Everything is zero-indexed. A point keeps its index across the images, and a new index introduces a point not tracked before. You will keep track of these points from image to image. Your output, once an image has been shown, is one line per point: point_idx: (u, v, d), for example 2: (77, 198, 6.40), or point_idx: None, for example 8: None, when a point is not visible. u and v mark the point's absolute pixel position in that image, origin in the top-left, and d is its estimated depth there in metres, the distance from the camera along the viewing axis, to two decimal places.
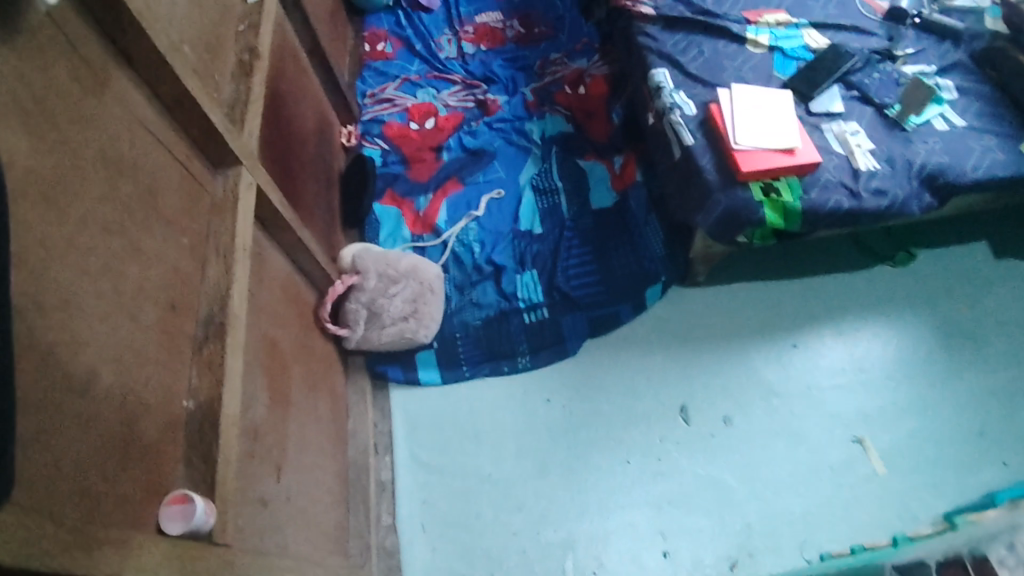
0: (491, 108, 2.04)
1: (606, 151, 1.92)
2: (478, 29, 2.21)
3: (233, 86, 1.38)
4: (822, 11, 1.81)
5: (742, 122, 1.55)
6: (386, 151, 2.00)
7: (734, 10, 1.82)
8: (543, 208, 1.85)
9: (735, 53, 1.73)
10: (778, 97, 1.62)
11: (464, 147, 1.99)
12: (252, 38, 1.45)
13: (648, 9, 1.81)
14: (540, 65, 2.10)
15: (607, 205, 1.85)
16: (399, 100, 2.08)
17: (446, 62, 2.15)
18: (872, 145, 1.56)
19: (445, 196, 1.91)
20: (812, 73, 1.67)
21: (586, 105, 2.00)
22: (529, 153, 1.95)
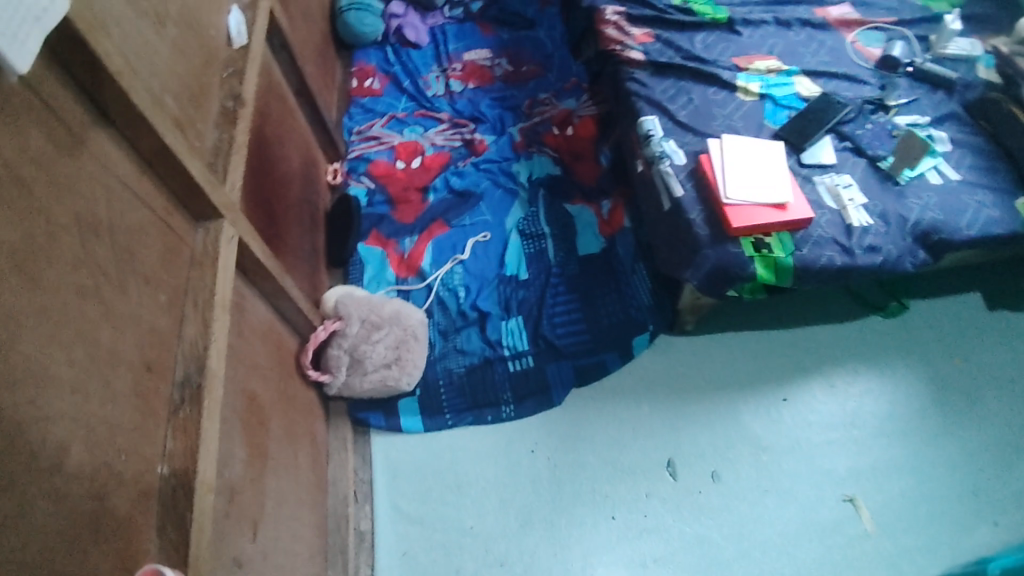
0: (479, 148, 2.00)
1: (594, 195, 1.89)
2: (467, 66, 2.17)
3: (217, 134, 1.36)
4: (814, 59, 1.78)
5: (734, 174, 1.54)
6: (372, 190, 1.96)
7: (724, 56, 1.80)
8: (529, 252, 1.82)
9: (726, 101, 1.72)
10: (769, 148, 1.61)
11: (450, 188, 1.94)
12: (237, 85, 1.44)
13: (637, 53, 1.79)
14: (529, 104, 2.06)
15: (596, 251, 1.82)
16: (386, 138, 2.04)
17: (433, 100, 2.11)
18: (865, 199, 1.56)
19: (430, 239, 1.87)
20: (802, 124, 1.65)
21: (575, 147, 1.97)
22: (517, 197, 1.91)
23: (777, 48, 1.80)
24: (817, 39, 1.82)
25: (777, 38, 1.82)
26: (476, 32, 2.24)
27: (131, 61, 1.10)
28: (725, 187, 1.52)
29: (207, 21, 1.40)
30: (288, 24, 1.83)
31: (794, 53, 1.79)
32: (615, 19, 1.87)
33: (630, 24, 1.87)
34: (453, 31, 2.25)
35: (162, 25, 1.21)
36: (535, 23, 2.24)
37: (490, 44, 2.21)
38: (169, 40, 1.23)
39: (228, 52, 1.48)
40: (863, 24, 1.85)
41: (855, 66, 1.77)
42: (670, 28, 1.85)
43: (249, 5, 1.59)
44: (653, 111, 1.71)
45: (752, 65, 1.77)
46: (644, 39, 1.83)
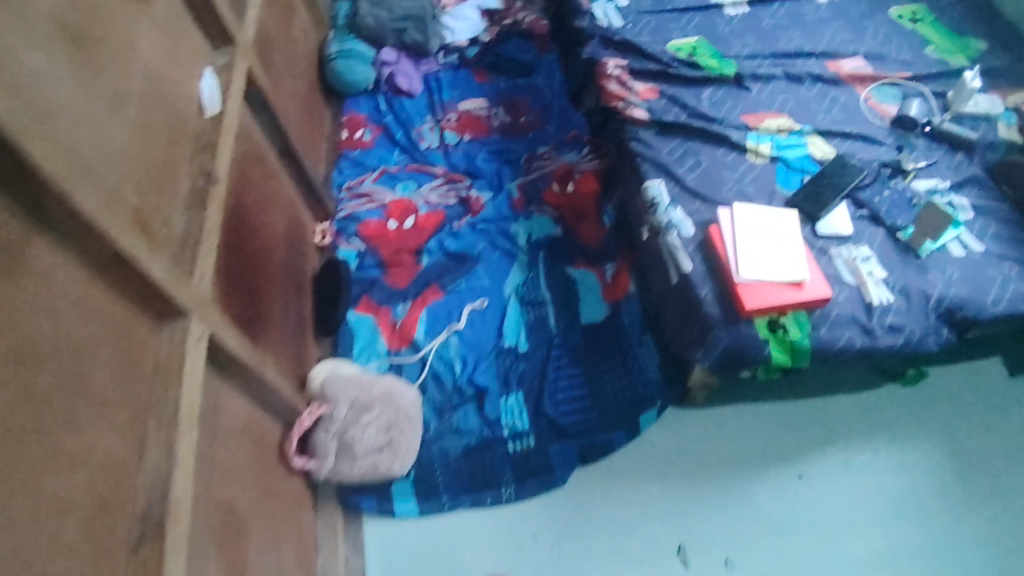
0: (474, 207, 1.88)
1: (597, 259, 1.78)
2: (463, 116, 2.04)
3: (185, 218, 1.26)
4: (827, 117, 1.69)
5: (746, 248, 1.44)
6: (363, 252, 1.84)
7: (733, 114, 1.70)
8: (530, 320, 1.72)
9: (735, 163, 1.63)
10: (782, 218, 1.51)
11: (445, 249, 1.82)
12: (209, 159, 1.34)
13: (642, 109, 1.71)
14: (527, 159, 1.95)
15: (599, 319, 1.71)
16: (377, 196, 1.92)
17: (428, 153, 1.99)
18: (885, 273, 1.47)
19: (424, 305, 1.75)
20: (817, 189, 1.56)
21: (576, 206, 1.86)
22: (515, 259, 1.80)
23: (789, 105, 1.71)
24: (829, 94, 1.73)
25: (788, 95, 1.73)
26: (472, 80, 2.11)
27: (82, 156, 1.01)
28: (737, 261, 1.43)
29: (173, 93, 1.31)
30: (269, 80, 1.73)
31: (805, 111, 1.70)
32: (619, 75, 1.78)
33: (634, 79, 1.77)
34: (448, 79, 2.11)
35: (119, 108, 1.13)
36: (533, 70, 2.11)
37: (486, 93, 2.08)
38: (127, 122, 1.14)
39: (200, 122, 1.39)
40: (877, 78, 1.74)
41: (871, 125, 1.67)
42: (673, 83, 1.76)
43: (224, 67, 1.50)
44: (657, 173, 1.62)
45: (762, 124, 1.68)
46: (648, 94, 1.74)
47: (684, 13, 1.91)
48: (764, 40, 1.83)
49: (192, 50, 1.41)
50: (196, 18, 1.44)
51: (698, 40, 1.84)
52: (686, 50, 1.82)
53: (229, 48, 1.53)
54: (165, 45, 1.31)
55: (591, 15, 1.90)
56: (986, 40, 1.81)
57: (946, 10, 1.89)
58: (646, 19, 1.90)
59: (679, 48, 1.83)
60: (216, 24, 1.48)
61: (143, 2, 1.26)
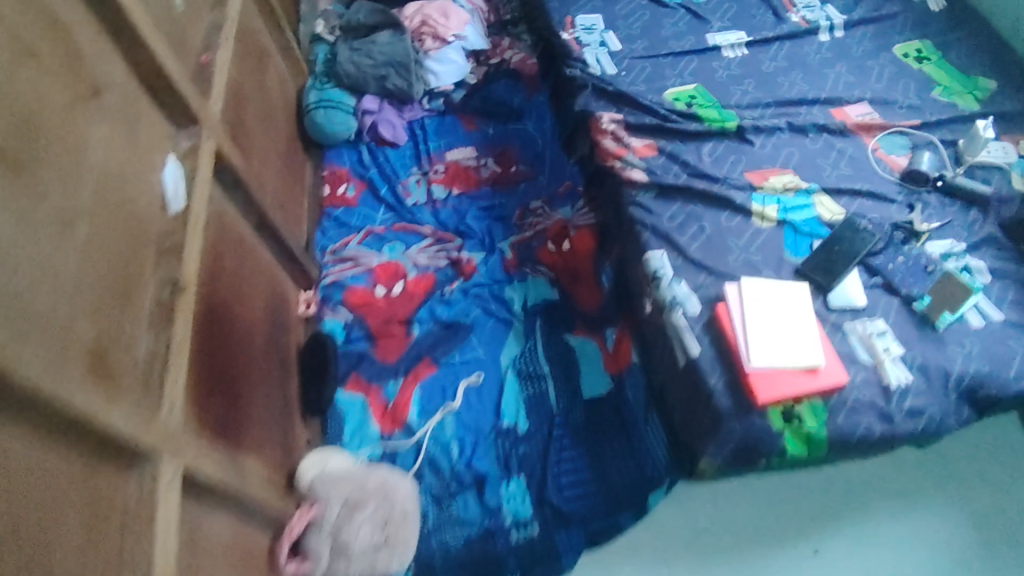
0: (466, 269, 1.77)
1: (597, 325, 1.70)
2: (450, 168, 1.92)
3: (151, 337, 1.15)
4: (834, 173, 1.60)
5: (756, 330, 1.35)
6: (350, 322, 1.74)
7: (737, 173, 1.60)
8: (528, 397, 1.63)
9: (740, 229, 1.53)
10: (794, 291, 1.42)
11: (436, 319, 1.73)
12: (175, 265, 1.22)
13: (641, 169, 1.61)
14: (519, 214, 1.84)
15: (601, 392, 1.63)
16: (362, 260, 1.81)
17: (414, 210, 1.88)
18: (902, 351, 1.38)
19: (417, 382, 1.66)
20: (830, 257, 1.47)
21: (572, 266, 1.77)
22: (510, 327, 1.71)
23: (793, 160, 1.62)
24: (834, 146, 1.64)
25: (792, 148, 1.64)
26: (459, 127, 1.99)
27: (26, 307, 0.88)
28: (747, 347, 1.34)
29: (133, 194, 1.19)
30: (244, 148, 1.60)
31: (811, 166, 1.61)
32: (611, 131, 1.68)
33: (628, 133, 1.67)
34: (433, 126, 1.99)
35: (64, 235, 0.99)
36: (523, 113, 2.00)
37: (474, 141, 1.97)
38: (76, 249, 1.01)
39: (164, 221, 1.26)
40: (885, 127, 1.65)
41: (881, 181, 1.59)
42: (672, 138, 1.66)
43: (189, 151, 1.36)
44: (660, 242, 1.52)
45: (768, 182, 1.59)
46: (647, 150, 1.64)
47: (683, 56, 1.80)
48: (765, 85, 1.73)
49: (156, 137, 1.29)
50: (155, 100, 1.31)
51: (697, 86, 1.74)
52: (684, 99, 1.72)
53: (195, 127, 1.38)
54: (121, 141, 1.18)
55: (582, 64, 1.79)
56: (995, 78, 1.72)
57: (953, 47, 1.79)
58: (641, 65, 1.79)
59: (678, 96, 1.73)
60: (178, 104, 1.34)
61: (96, 98, 1.14)
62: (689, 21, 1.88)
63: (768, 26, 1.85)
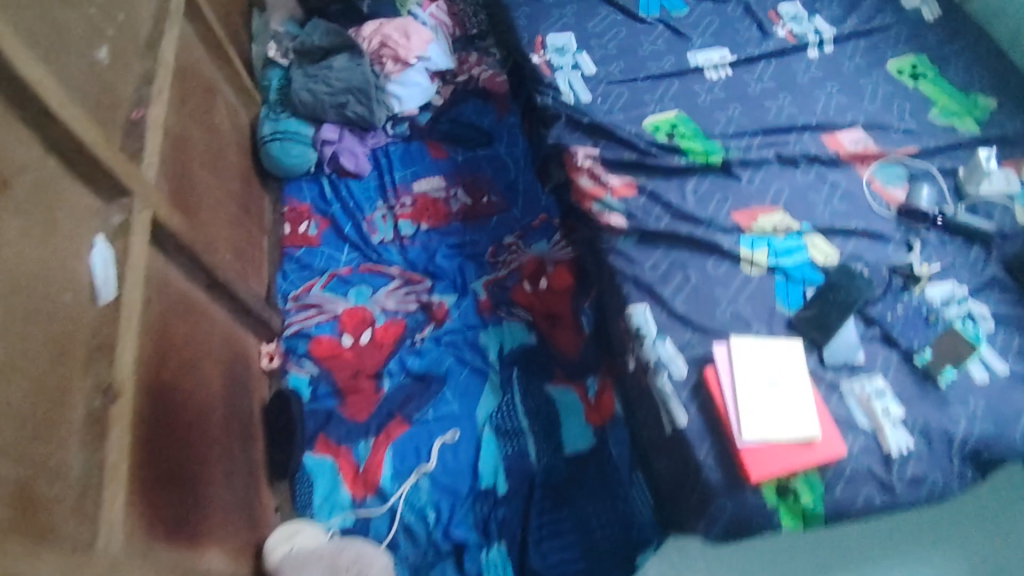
0: (437, 314, 1.66)
1: (577, 373, 1.59)
2: (419, 201, 1.80)
3: (84, 454, 1.04)
4: (826, 210, 1.50)
5: (748, 397, 1.26)
6: (316, 377, 1.63)
7: (723, 213, 1.50)
8: (507, 454, 1.52)
9: (728, 278, 1.44)
10: (786, 350, 1.33)
11: (408, 370, 1.62)
12: (106, 367, 1.12)
13: (620, 211, 1.51)
14: (492, 251, 1.73)
15: (584, 448, 1.52)
16: (327, 307, 1.69)
17: (380, 248, 1.74)
18: (902, 413, 1.30)
19: (389, 442, 1.55)
20: (825, 309, 1.38)
21: (549, 306, 1.65)
22: (488, 378, 1.60)
23: (782, 196, 1.52)
24: (825, 179, 1.54)
25: (781, 182, 1.54)
26: (427, 155, 1.86)
27: None
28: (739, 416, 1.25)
29: (58, 290, 1.07)
30: (184, 206, 1.49)
31: (801, 202, 1.51)
32: (587, 167, 1.58)
33: (607, 171, 1.57)
34: (398, 154, 1.86)
35: None
36: (494, 137, 1.87)
37: (443, 170, 1.84)
38: None
39: (93, 313, 1.15)
40: (879, 157, 1.55)
41: (876, 218, 1.49)
42: (654, 176, 1.56)
43: (119, 228, 1.25)
44: (643, 295, 1.42)
45: (757, 222, 1.49)
46: (625, 189, 1.54)
47: (660, 81, 1.68)
48: (750, 112, 1.62)
49: (81, 218, 1.17)
50: (78, 174, 1.18)
51: (678, 115, 1.62)
52: (665, 129, 1.61)
53: (125, 200, 1.28)
54: (42, 232, 1.06)
55: (554, 89, 1.67)
56: (993, 95, 1.62)
57: (947, 62, 1.69)
58: (616, 90, 1.67)
59: (657, 126, 1.61)
60: (105, 176, 1.22)
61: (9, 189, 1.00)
62: (668, 37, 1.77)
63: (752, 44, 1.74)
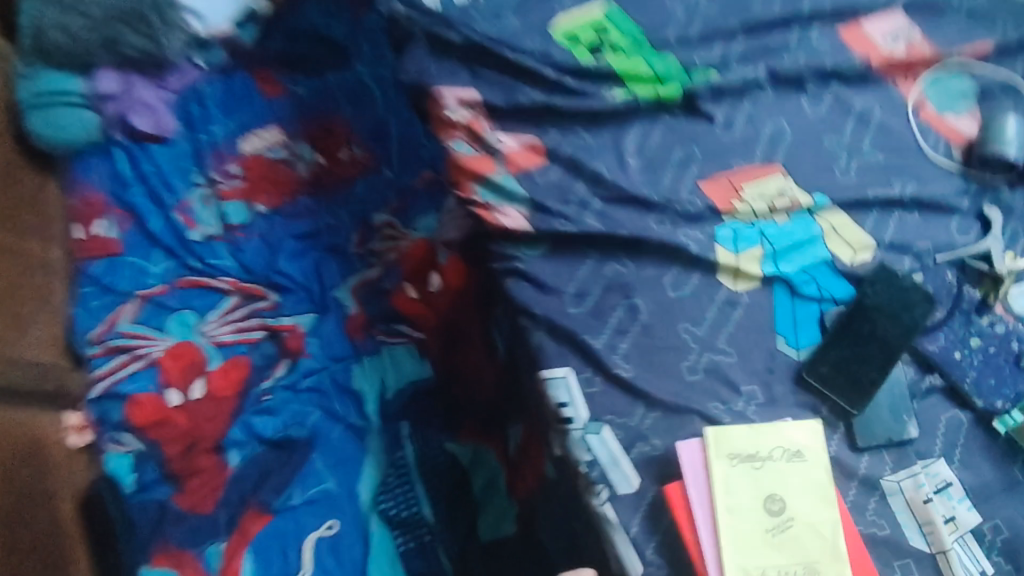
0: (292, 347, 1.10)
1: (494, 423, 1.06)
2: (250, 168, 1.18)
3: None
4: (852, 162, 0.94)
5: (737, 545, 0.74)
6: (140, 457, 1.09)
7: (687, 185, 0.92)
8: (404, 552, 1.03)
9: (701, 305, 0.87)
10: (798, 439, 0.78)
11: (258, 436, 1.09)
12: None
13: (525, 204, 0.91)
14: (359, 236, 1.14)
15: (506, 534, 1.03)
16: (138, 349, 1.12)
17: (201, 248, 1.14)
18: (977, 518, 0.81)
19: (249, 544, 1.04)
20: (860, 352, 0.84)
21: (446, 315, 1.09)
22: (367, 441, 1.08)
23: (784, 144, 0.94)
24: (850, 109, 0.96)
25: (780, 118, 0.96)
26: (258, 93, 1.22)
27: None
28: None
29: None
30: None
31: (810, 151, 0.94)
32: (470, 124, 0.94)
33: (492, 128, 0.95)
34: (216, 97, 1.20)
35: None
36: (349, 51, 1.23)
37: (281, 113, 1.21)
38: None
39: None
40: (932, 62, 0.99)
41: (932, 174, 0.94)
42: (578, 124, 0.95)
43: None
44: (568, 347, 0.87)
45: (743, 197, 0.91)
46: (529, 157, 0.93)
47: None
48: None
49: None
50: None
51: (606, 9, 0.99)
52: (590, 40, 0.98)
53: None
54: None
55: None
56: None
57: None
58: None
59: (576, 34, 0.98)
60: None
61: None
62: None
63: None
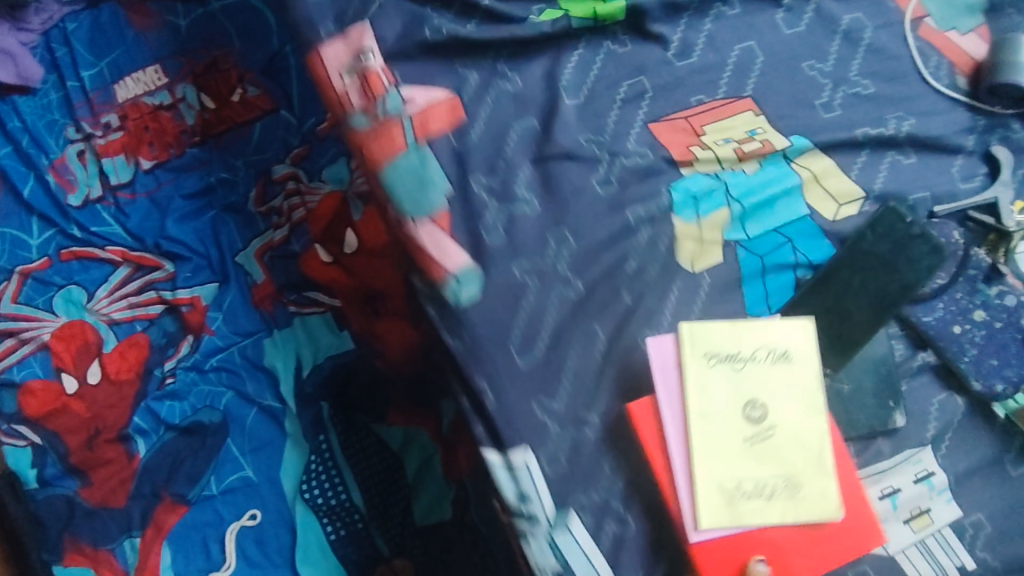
0: (195, 321, 0.97)
1: (425, 399, 0.91)
2: (128, 116, 1.05)
3: None
4: (836, 93, 0.75)
5: (709, 457, 0.58)
6: (40, 450, 0.94)
7: (634, 131, 0.73)
8: (336, 542, 0.89)
9: (658, 281, 0.67)
10: (788, 338, 0.61)
11: (165, 422, 0.94)
12: None
13: (445, 198, 0.66)
14: (258, 192, 1.00)
15: (444, 517, 0.88)
16: (25, 333, 0.98)
17: (82, 214, 1.01)
18: (958, 512, 0.63)
19: (166, 539, 0.90)
20: (835, 310, 0.64)
21: (359, 275, 0.93)
22: (286, 424, 0.93)
23: (755, 73, 0.76)
24: (836, 27, 0.78)
25: (749, 41, 0.77)
26: (129, 26, 1.08)
27: None
28: (692, 503, 0.58)
29: None
30: None
31: (787, 81, 0.75)
32: (360, 85, 0.69)
33: (391, 91, 0.69)
34: (84, 39, 1.07)
35: None
36: None
37: (158, 48, 1.07)
38: None
39: None
40: None
41: (935, 106, 0.76)
42: (492, 58, 0.74)
43: None
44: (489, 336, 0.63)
45: (705, 142, 0.72)
46: (447, 117, 0.69)
47: None
48: None
49: None
50: None
51: None
52: None
53: None
54: None
55: None
56: None
57: None
58: None
59: None
60: None
61: None
62: None
63: None
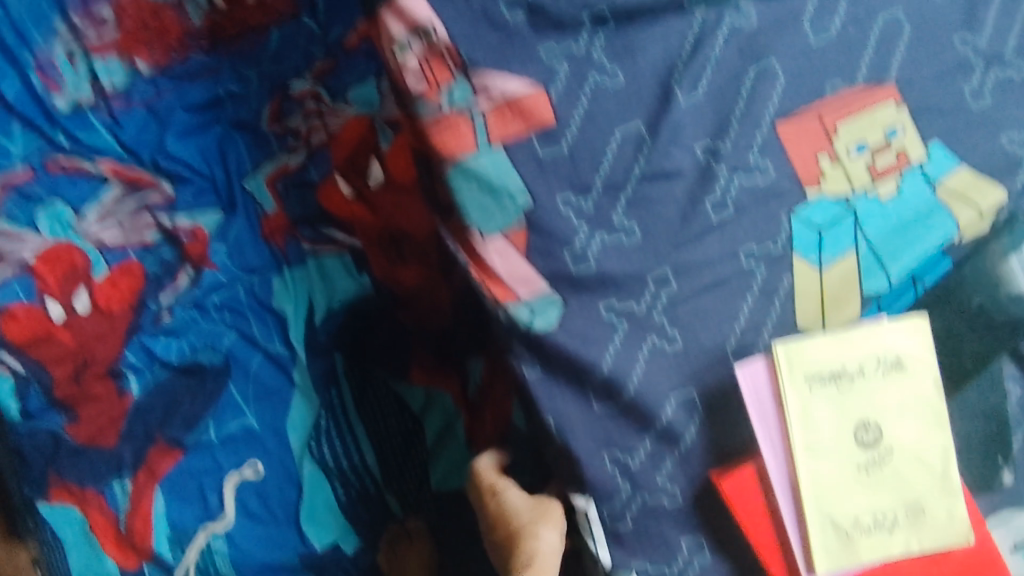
0: (197, 250, 0.87)
1: (449, 357, 0.80)
2: (124, 11, 0.93)
3: None
4: (987, 76, 0.61)
5: (822, 494, 0.52)
6: (24, 379, 0.85)
7: (760, 136, 0.58)
8: (346, 503, 0.79)
9: (762, 307, 0.57)
10: (899, 343, 0.53)
11: (159, 360, 0.85)
12: None
13: (520, 213, 0.56)
14: (272, 109, 0.89)
15: (461, 486, 0.80)
16: (5, 250, 0.87)
17: (71, 121, 0.90)
18: None
19: (160, 483, 0.81)
20: (951, 333, 0.58)
21: (383, 213, 0.82)
22: (294, 374, 0.83)
23: (901, 47, 0.59)
24: None
25: (895, 7, 0.60)
26: None
27: None
28: (803, 541, 0.52)
29: None
30: None
31: (931, 64, 0.60)
32: (422, 69, 0.56)
33: (458, 78, 0.56)
34: None
35: None
36: None
37: None
38: None
39: None
40: None
41: None
42: (589, 34, 0.57)
43: None
44: (570, 345, 0.55)
45: (836, 149, 0.58)
46: (524, 112, 0.56)
47: None
48: None
49: None
50: None
51: None
52: None
53: None
54: None
55: None
56: None
57: None
58: None
59: None
60: None
61: None
62: None
63: None
